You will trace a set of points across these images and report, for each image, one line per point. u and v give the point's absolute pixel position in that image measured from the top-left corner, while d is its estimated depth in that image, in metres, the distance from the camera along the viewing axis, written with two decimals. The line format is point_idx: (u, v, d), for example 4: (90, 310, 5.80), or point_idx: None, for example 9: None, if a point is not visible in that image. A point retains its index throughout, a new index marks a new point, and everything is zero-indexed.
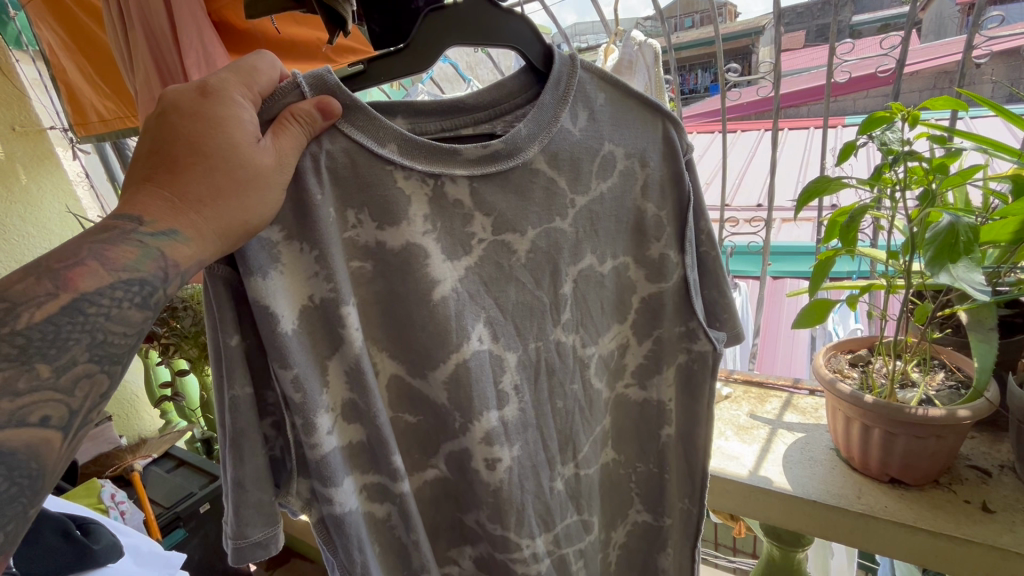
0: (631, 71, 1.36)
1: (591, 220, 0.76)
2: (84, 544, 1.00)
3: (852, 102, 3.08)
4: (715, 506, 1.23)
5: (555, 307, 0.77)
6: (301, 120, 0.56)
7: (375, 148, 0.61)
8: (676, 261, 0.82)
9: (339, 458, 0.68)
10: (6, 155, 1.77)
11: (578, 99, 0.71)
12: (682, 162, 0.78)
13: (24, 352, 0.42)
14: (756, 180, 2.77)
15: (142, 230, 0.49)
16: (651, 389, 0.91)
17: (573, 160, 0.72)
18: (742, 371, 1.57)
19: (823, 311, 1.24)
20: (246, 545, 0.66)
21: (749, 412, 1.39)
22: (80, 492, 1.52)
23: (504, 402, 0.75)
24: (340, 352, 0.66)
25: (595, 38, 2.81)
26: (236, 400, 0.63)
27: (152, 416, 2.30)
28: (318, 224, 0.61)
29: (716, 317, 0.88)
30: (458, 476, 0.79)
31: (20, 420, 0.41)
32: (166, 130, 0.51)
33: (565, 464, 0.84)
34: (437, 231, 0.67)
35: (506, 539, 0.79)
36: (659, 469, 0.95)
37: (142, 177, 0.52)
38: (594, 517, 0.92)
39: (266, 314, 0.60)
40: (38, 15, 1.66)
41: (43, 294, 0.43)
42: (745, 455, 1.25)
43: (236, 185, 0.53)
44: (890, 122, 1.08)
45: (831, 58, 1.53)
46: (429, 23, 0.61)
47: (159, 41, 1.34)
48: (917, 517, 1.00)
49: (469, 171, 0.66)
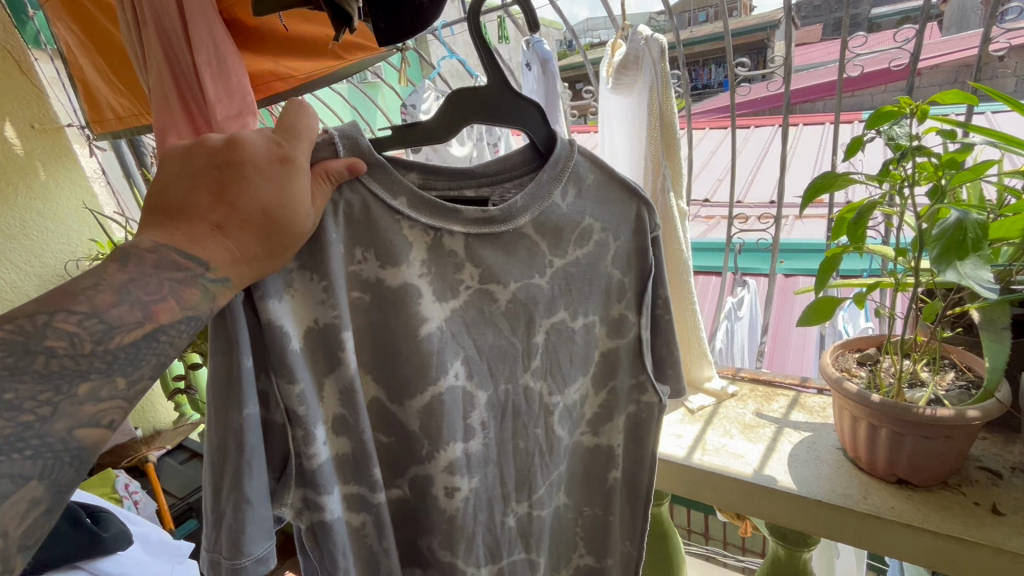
0: (637, 67, 1.31)
1: (566, 280, 0.78)
2: (94, 532, 1.03)
3: (869, 97, 3.02)
4: (719, 505, 1.22)
5: (526, 353, 0.78)
6: (332, 180, 0.59)
7: (386, 198, 0.64)
8: (632, 321, 0.85)
9: (329, 469, 0.69)
10: (25, 152, 1.80)
11: (571, 178, 0.74)
12: (648, 238, 0.80)
13: (111, 365, 0.42)
14: (768, 177, 2.73)
15: (208, 277, 0.48)
16: (602, 436, 0.92)
17: (557, 226, 0.75)
18: (749, 369, 1.56)
19: (829, 309, 1.22)
20: (248, 563, 0.64)
21: (756, 411, 1.38)
22: (95, 482, 1.55)
23: (470, 435, 0.76)
24: (337, 371, 0.67)
25: (605, 33, 2.79)
26: (246, 417, 0.61)
27: (166, 408, 2.34)
28: (329, 259, 0.62)
29: (660, 370, 0.90)
30: (416, 497, 0.78)
31: (95, 421, 0.41)
32: (240, 181, 0.51)
33: (519, 502, 0.84)
34: (431, 275, 0.69)
35: (449, 567, 0.80)
36: (604, 512, 0.96)
37: (199, 219, 0.50)
38: (542, 558, 0.91)
39: (276, 333, 0.61)
40: (56, 15, 1.68)
41: (133, 322, 0.43)
42: (750, 454, 1.24)
43: (284, 248, 0.55)
44: (898, 116, 1.06)
45: (842, 53, 1.50)
46: (458, 101, 0.63)
47: (167, 29, 1.33)
48: (925, 519, 0.98)
49: (466, 229, 0.68)
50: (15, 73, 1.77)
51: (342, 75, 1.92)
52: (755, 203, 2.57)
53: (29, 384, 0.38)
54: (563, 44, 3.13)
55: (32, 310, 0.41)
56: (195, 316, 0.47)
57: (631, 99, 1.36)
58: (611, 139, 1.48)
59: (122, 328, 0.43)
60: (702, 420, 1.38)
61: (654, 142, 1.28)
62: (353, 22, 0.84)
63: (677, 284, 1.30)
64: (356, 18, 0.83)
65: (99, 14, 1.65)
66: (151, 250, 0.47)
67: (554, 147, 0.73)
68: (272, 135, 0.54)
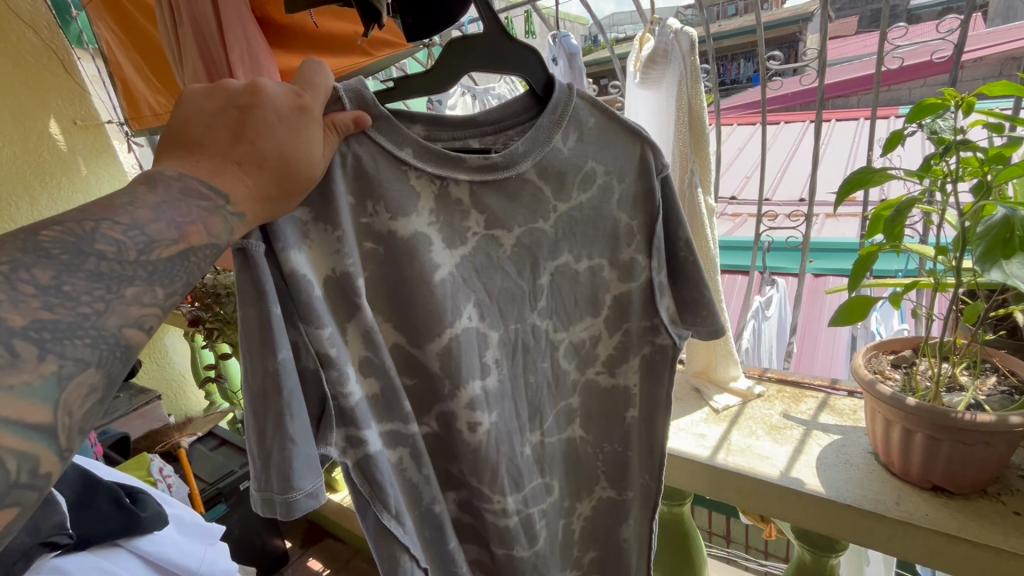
0: (666, 60, 1.29)
1: (570, 224, 0.76)
2: (134, 513, 1.05)
3: (907, 91, 2.92)
4: (743, 506, 1.19)
5: (533, 295, 0.78)
6: (339, 131, 0.58)
7: (392, 147, 0.64)
8: (643, 265, 0.80)
9: (365, 407, 0.70)
10: (68, 149, 1.88)
11: (571, 122, 0.71)
12: (655, 180, 0.76)
13: (152, 276, 0.41)
14: (799, 173, 2.66)
15: (228, 209, 0.47)
16: (619, 376, 0.89)
17: (559, 172, 0.72)
18: (776, 369, 1.52)
19: (861, 309, 1.19)
20: (300, 498, 0.65)
21: (782, 412, 1.35)
22: (131, 465, 1.61)
23: (486, 373, 0.76)
24: (356, 318, 0.67)
25: (632, 28, 2.77)
26: (281, 364, 0.62)
27: (197, 397, 2.42)
28: (338, 210, 0.63)
29: (693, 312, 0.83)
30: (444, 432, 0.79)
31: (140, 323, 0.39)
32: (257, 123, 0.49)
33: (533, 432, 0.85)
34: (439, 224, 0.69)
35: (478, 491, 0.82)
36: (624, 448, 0.93)
37: (217, 155, 0.48)
38: (555, 481, 0.92)
39: (297, 281, 0.61)
40: (97, 16, 1.75)
41: (169, 239, 0.42)
42: (776, 455, 1.21)
43: (297, 192, 0.53)
44: (942, 110, 1.02)
45: (882, 44, 1.44)
46: (457, 50, 0.63)
47: (204, 33, 1.37)
48: (961, 527, 0.95)
49: (470, 177, 0.68)
50: (59, 72, 1.84)
51: (370, 71, 1.93)
52: (783, 200, 2.52)
53: (83, 280, 0.37)
54: (587, 39, 3.10)
55: (78, 216, 0.39)
56: (219, 246, 0.46)
57: (659, 93, 1.35)
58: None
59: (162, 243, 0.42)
60: (727, 420, 1.35)
61: (682, 136, 1.26)
62: (381, 17, 0.84)
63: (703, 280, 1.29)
64: (385, 14, 0.84)
65: (136, 13, 1.70)
66: (178, 177, 0.45)
67: (550, 91, 0.71)
68: (290, 86, 0.52)
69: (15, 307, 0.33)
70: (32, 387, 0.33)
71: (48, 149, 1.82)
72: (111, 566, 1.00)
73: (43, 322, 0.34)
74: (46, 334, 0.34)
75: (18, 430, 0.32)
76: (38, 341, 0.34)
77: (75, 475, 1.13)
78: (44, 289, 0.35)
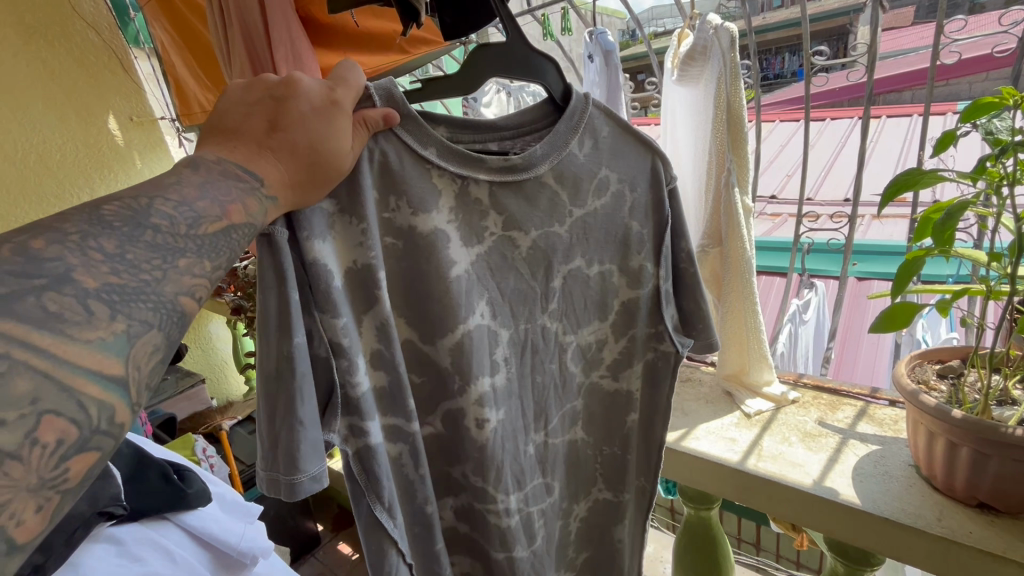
0: (705, 58, 1.26)
1: (584, 230, 0.77)
2: (181, 488, 1.12)
3: (966, 86, 2.76)
4: (771, 512, 1.17)
5: (545, 297, 0.79)
6: (369, 127, 0.59)
7: (417, 145, 0.65)
8: (651, 272, 0.83)
9: (370, 399, 0.69)
10: (125, 143, 1.98)
11: (587, 130, 0.73)
12: (665, 191, 0.79)
13: (200, 249, 0.42)
14: (844, 171, 2.56)
15: (262, 194, 0.49)
16: (622, 381, 0.90)
17: (575, 178, 0.74)
18: (812, 376, 1.48)
19: (905, 316, 1.14)
20: (302, 481, 0.62)
21: (818, 420, 1.32)
22: (178, 444, 1.71)
23: (494, 371, 0.77)
24: (373, 309, 0.67)
25: (671, 22, 2.71)
26: (296, 347, 0.59)
27: (238, 381, 2.53)
28: (365, 202, 0.63)
29: (691, 324, 0.87)
30: (451, 433, 0.79)
31: (192, 292, 0.41)
32: (292, 113, 0.51)
33: (535, 432, 0.85)
34: (457, 222, 0.69)
35: (483, 492, 0.81)
36: (622, 451, 0.94)
37: (254, 140, 0.50)
38: (556, 482, 0.92)
39: (319, 271, 0.61)
40: (153, 16, 1.84)
41: (213, 215, 0.44)
42: (809, 463, 1.18)
43: (324, 181, 0.55)
44: (999, 109, 0.96)
45: (938, 38, 1.37)
46: (485, 56, 0.64)
47: (249, 26, 1.42)
48: (1008, 546, 0.91)
49: (491, 177, 0.69)
50: (117, 70, 1.94)
51: (407, 68, 1.96)
52: (825, 200, 2.43)
53: (143, 250, 0.39)
54: (625, 33, 3.04)
55: (133, 194, 0.42)
56: (255, 225, 0.48)
57: (697, 91, 1.32)
58: (676, 135, 1.44)
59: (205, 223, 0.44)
60: (759, 425, 1.32)
61: (720, 135, 1.23)
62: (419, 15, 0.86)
63: (737, 280, 1.27)
64: (423, 12, 0.86)
65: (190, 13, 1.79)
66: (217, 162, 0.48)
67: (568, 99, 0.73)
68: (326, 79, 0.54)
69: (89, 271, 0.36)
70: (106, 342, 0.35)
71: (107, 143, 1.93)
72: (160, 538, 1.04)
73: (111, 285, 0.36)
74: (115, 294, 0.36)
75: (100, 380, 0.34)
76: (109, 301, 0.36)
77: (128, 451, 1.20)
78: (111, 256, 0.37)
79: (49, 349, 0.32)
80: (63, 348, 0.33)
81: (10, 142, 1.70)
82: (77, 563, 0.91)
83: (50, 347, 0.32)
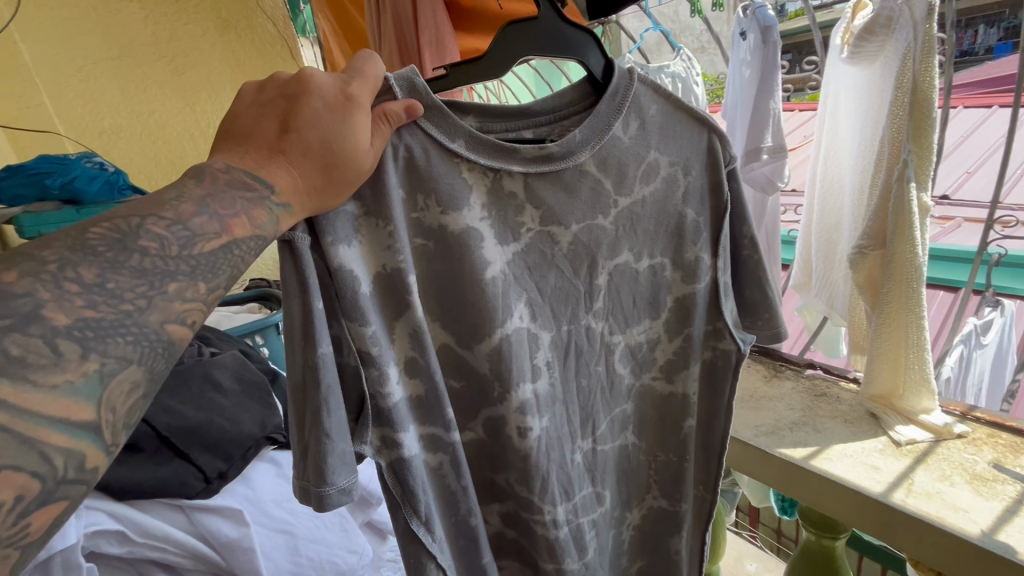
0: (890, 30, 1.07)
1: (630, 221, 0.71)
2: None
3: None
4: (914, 556, 1.01)
5: (589, 295, 0.73)
6: (390, 122, 0.56)
7: (445, 140, 0.61)
8: (709, 264, 0.75)
9: (404, 408, 0.66)
10: None
11: (631, 110, 0.67)
12: (723, 174, 0.72)
13: (193, 270, 0.42)
14: None
15: (272, 199, 0.48)
16: (677, 382, 0.82)
17: (620, 163, 0.68)
18: (987, 410, 1.22)
19: None
20: (333, 493, 0.60)
21: (993, 462, 1.09)
22: None
23: (536, 375, 0.71)
24: (405, 315, 0.64)
25: None
26: (321, 356, 0.58)
27: None
28: (390, 202, 0.60)
29: (751, 316, 0.80)
30: (494, 440, 0.74)
31: (182, 319, 0.41)
32: (298, 113, 0.51)
33: (584, 438, 0.79)
34: (490, 219, 0.65)
35: (527, 502, 0.75)
36: (680, 459, 0.85)
37: (263, 145, 0.50)
38: (607, 490, 0.85)
39: (347, 279, 0.59)
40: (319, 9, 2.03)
41: (211, 232, 0.43)
42: (976, 510, 0.98)
43: (340, 183, 0.54)
44: None
45: None
46: (510, 39, 0.61)
47: (401, 18, 1.53)
48: None
49: (526, 168, 0.64)
50: (287, 56, 2.20)
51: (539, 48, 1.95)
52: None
53: (127, 277, 0.39)
54: None
55: (126, 213, 0.41)
56: (264, 237, 0.47)
57: (870, 71, 1.13)
58: (835, 125, 1.24)
59: (204, 236, 0.43)
60: (911, 456, 1.12)
61: (898, 121, 1.04)
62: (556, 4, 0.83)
63: (898, 289, 1.07)
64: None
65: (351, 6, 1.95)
66: (225, 170, 0.47)
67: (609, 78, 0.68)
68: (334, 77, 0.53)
69: (60, 307, 0.36)
70: (74, 385, 0.35)
71: None
72: None
73: (89, 319, 0.36)
74: (91, 332, 0.36)
75: (65, 428, 0.34)
76: (81, 340, 0.36)
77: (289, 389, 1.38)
78: (88, 287, 0.37)
79: (5, 401, 0.32)
80: (23, 398, 0.33)
81: (206, 120, 2.05)
82: (249, 477, 1.08)
83: (8, 398, 0.32)
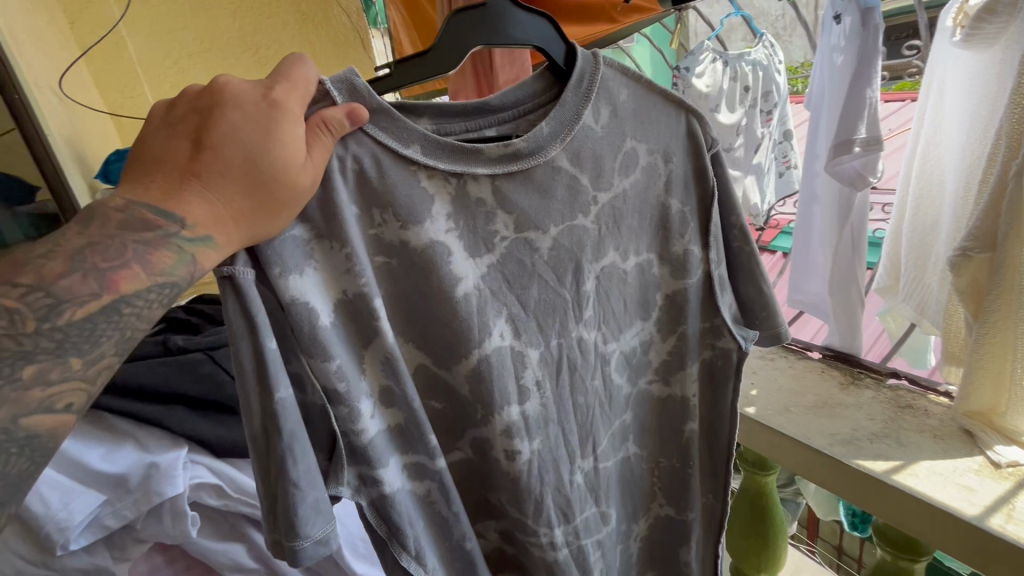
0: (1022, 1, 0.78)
1: (614, 218, 0.63)
2: None
3: None
4: None
5: (578, 305, 0.64)
6: (330, 130, 0.48)
7: (399, 146, 0.52)
8: (700, 257, 0.67)
9: (382, 442, 0.59)
10: None
11: (601, 97, 0.58)
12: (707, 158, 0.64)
13: (60, 345, 0.35)
14: None
15: (181, 234, 0.40)
16: (675, 385, 0.75)
17: (596, 157, 0.60)
18: None
19: None
20: (306, 546, 0.54)
21: None
22: None
23: (524, 398, 0.63)
24: (375, 342, 0.56)
25: None
26: (279, 402, 0.51)
27: None
28: (343, 224, 0.52)
29: (749, 312, 0.71)
30: (482, 459, 0.66)
31: (51, 406, 0.34)
32: (216, 131, 0.43)
33: (584, 458, 0.70)
34: (459, 230, 0.56)
35: (520, 523, 0.67)
36: (683, 466, 0.79)
37: (172, 170, 0.43)
38: (612, 510, 0.76)
39: (298, 312, 0.51)
40: None
41: (87, 293, 0.36)
42: None
43: (275, 206, 0.45)
44: None
45: None
46: (455, 24, 0.53)
47: None
48: None
49: (492, 170, 0.55)
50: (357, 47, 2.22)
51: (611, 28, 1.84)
52: None
53: None
54: None
55: None
56: (178, 286, 0.41)
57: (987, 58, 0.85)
58: (937, 113, 0.95)
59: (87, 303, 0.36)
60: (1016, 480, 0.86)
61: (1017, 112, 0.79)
62: None
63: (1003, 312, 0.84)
64: None
65: None
66: (121, 208, 0.40)
67: (574, 61, 0.59)
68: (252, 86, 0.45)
69: None
70: None
71: None
72: None
73: None
74: None
75: None
76: None
77: None
78: None
79: None
80: None
81: None
82: None
83: None
